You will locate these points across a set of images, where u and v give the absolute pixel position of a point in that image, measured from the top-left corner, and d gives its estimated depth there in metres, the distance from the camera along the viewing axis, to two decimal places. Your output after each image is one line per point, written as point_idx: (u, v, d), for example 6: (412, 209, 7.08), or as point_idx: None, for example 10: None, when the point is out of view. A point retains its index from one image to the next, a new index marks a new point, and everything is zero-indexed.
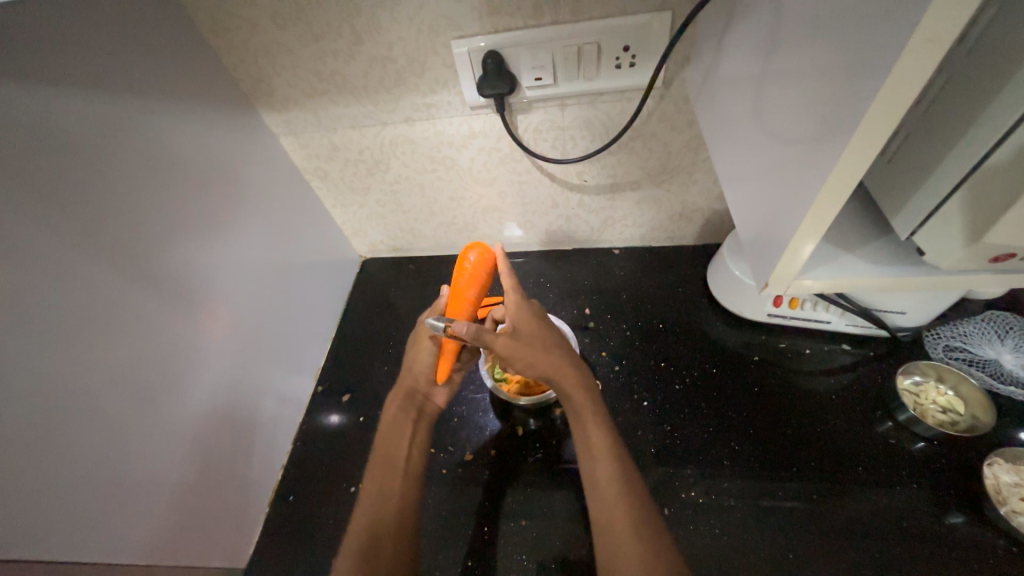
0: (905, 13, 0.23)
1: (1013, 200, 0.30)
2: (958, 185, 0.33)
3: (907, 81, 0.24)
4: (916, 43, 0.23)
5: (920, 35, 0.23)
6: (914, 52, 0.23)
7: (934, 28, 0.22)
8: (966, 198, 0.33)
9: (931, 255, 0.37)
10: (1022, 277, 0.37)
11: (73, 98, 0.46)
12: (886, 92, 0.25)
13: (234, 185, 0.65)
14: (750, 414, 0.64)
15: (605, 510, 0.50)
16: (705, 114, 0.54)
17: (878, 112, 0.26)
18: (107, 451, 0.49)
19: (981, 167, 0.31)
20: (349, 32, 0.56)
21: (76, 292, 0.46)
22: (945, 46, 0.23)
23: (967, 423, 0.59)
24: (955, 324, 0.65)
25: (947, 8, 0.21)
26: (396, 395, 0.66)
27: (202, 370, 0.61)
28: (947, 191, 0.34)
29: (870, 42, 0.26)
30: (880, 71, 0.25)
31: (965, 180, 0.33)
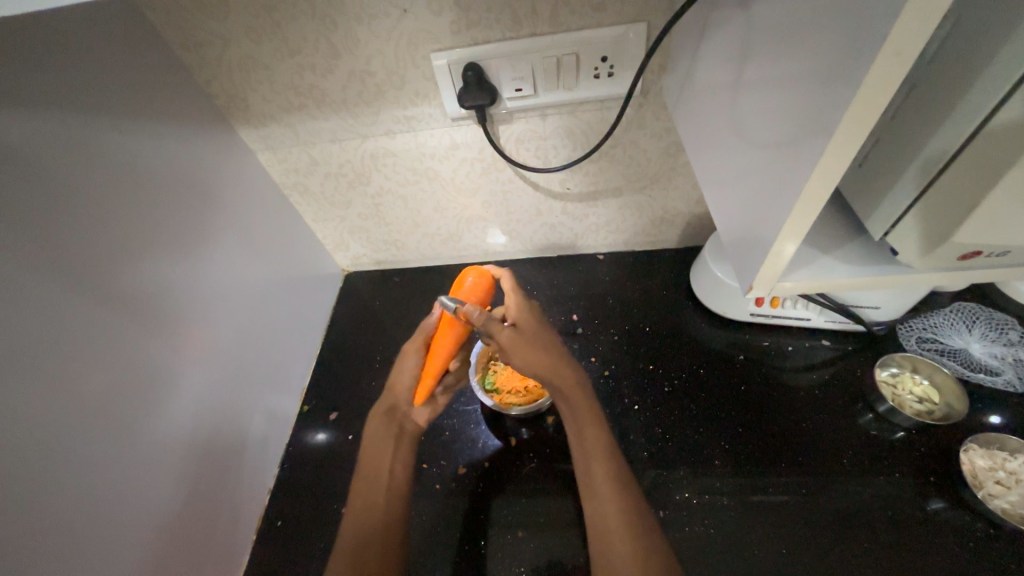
0: (872, 29, 0.24)
1: (977, 202, 0.32)
2: (926, 189, 0.35)
3: (876, 92, 0.25)
4: (885, 56, 0.24)
5: (889, 47, 0.24)
6: (884, 64, 0.24)
7: (901, 42, 0.23)
8: (932, 201, 0.35)
9: (903, 254, 0.39)
10: (987, 272, 0.39)
11: (39, 118, 0.44)
12: (858, 103, 0.26)
13: (211, 203, 0.63)
14: (738, 412, 0.66)
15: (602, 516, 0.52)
16: (683, 121, 0.55)
17: (852, 121, 0.27)
18: (82, 487, 0.46)
19: (952, 164, 0.32)
20: (327, 47, 0.55)
21: (43, 320, 0.44)
22: (912, 58, 0.24)
23: (942, 412, 0.61)
24: (925, 316, 0.68)
25: (911, 25, 0.23)
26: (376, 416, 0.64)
27: (184, 394, 0.59)
28: (915, 195, 0.36)
29: (840, 54, 0.27)
30: (852, 83, 0.26)
31: (932, 184, 0.34)
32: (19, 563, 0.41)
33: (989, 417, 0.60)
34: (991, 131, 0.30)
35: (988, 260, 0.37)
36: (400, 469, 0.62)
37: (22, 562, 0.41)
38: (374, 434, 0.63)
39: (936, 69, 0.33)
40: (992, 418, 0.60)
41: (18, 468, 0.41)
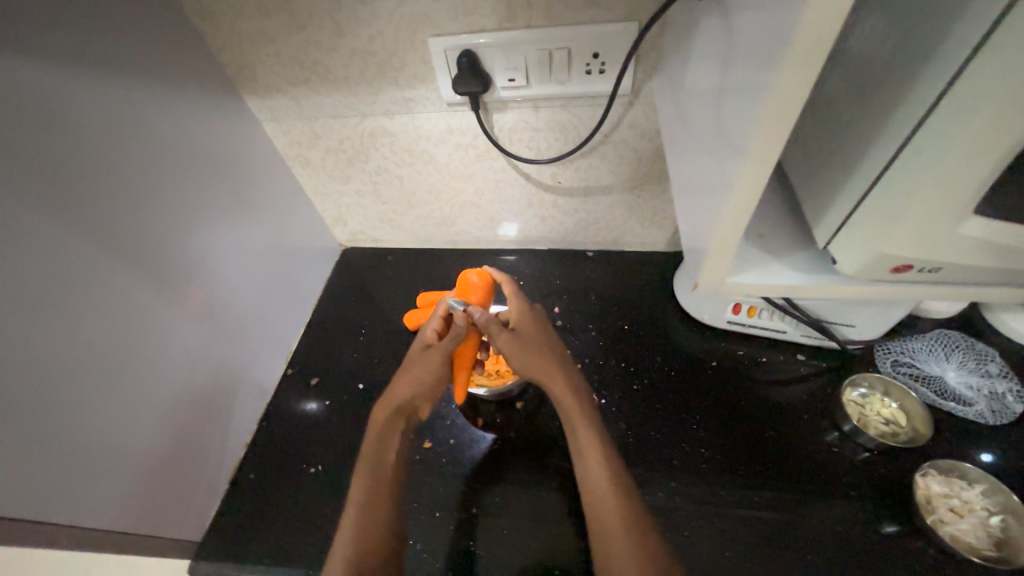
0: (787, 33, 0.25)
1: (900, 215, 0.32)
2: (859, 202, 0.35)
3: (791, 96, 0.26)
4: (797, 60, 0.25)
5: (805, 43, 0.24)
6: (797, 65, 0.25)
7: (818, 38, 0.24)
8: (864, 213, 0.35)
9: (842, 265, 0.39)
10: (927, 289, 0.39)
11: (58, 72, 0.48)
12: (776, 105, 0.27)
13: (214, 167, 0.67)
14: (703, 417, 0.66)
15: (601, 514, 0.52)
16: (669, 122, 0.56)
17: (773, 124, 0.28)
18: (84, 419, 0.50)
19: (876, 184, 0.33)
20: (331, 24, 0.58)
21: (59, 262, 0.48)
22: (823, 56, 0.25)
23: (908, 436, 0.61)
24: (904, 340, 0.67)
25: (821, 33, 0.24)
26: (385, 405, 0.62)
27: (177, 348, 0.62)
28: (850, 208, 0.36)
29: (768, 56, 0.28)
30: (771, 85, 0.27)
31: (865, 196, 0.35)
32: (18, 484, 0.44)
33: (981, 454, 0.59)
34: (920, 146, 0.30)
35: (923, 275, 0.37)
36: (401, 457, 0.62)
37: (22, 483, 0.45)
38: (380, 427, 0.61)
39: (883, 81, 0.33)
40: (984, 456, 0.59)
41: (19, 394, 0.45)
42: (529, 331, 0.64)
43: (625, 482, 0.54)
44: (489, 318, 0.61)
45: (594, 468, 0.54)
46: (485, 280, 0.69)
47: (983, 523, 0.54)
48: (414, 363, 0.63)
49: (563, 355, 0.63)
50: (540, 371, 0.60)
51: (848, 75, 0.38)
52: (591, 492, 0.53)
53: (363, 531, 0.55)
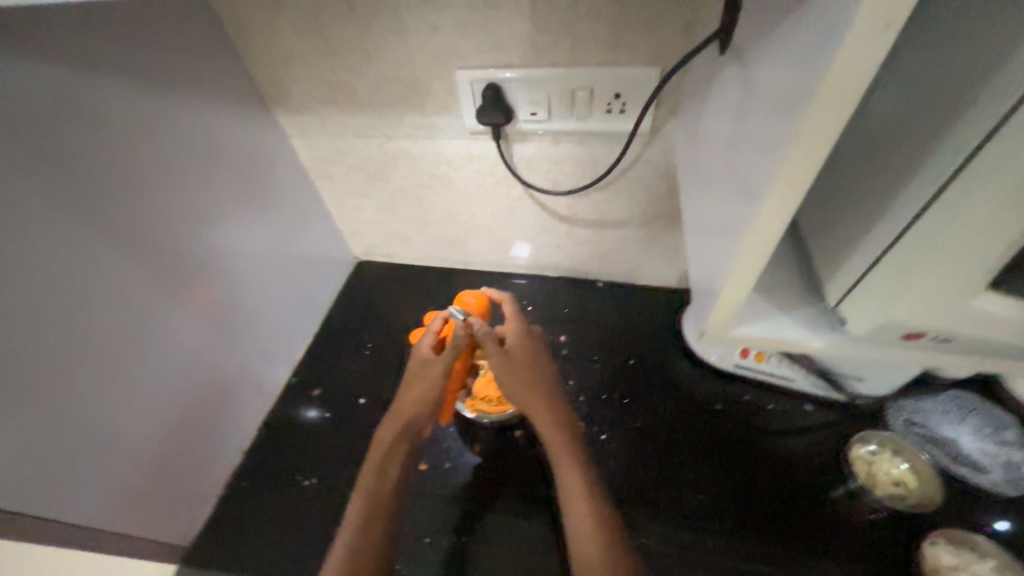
0: (799, 105, 0.26)
1: (910, 283, 0.32)
2: (872, 265, 0.35)
3: (801, 163, 0.27)
4: (807, 130, 0.26)
5: (817, 113, 0.25)
6: (807, 135, 0.26)
7: (828, 109, 0.24)
8: (877, 276, 0.35)
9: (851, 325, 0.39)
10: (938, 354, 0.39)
11: (99, 83, 0.50)
12: (786, 171, 0.28)
13: (238, 177, 0.69)
14: (704, 461, 0.65)
15: (582, 557, 0.51)
16: (685, 164, 0.57)
17: (783, 187, 0.28)
18: (81, 414, 0.51)
19: (889, 249, 0.33)
20: (363, 51, 0.60)
21: (73, 260, 0.49)
22: (836, 130, 0.25)
23: (916, 499, 0.58)
24: (918, 399, 0.65)
25: (830, 107, 0.24)
26: (392, 423, 0.61)
27: (185, 350, 0.64)
28: (862, 269, 0.36)
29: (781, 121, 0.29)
30: (782, 151, 0.28)
31: (878, 260, 0.35)
32: (5, 477, 0.45)
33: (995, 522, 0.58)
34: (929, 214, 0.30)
35: (933, 342, 0.37)
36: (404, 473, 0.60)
37: (8, 476, 0.45)
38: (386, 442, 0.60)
39: (900, 145, 0.33)
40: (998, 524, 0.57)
41: (20, 386, 0.46)
42: (524, 355, 0.61)
43: (609, 520, 0.53)
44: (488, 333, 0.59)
45: (576, 504, 0.53)
46: (481, 302, 0.68)
47: None
48: (417, 380, 0.61)
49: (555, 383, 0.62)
50: (525, 400, 0.59)
51: (866, 136, 0.38)
52: (575, 528, 0.53)
53: (357, 547, 0.53)
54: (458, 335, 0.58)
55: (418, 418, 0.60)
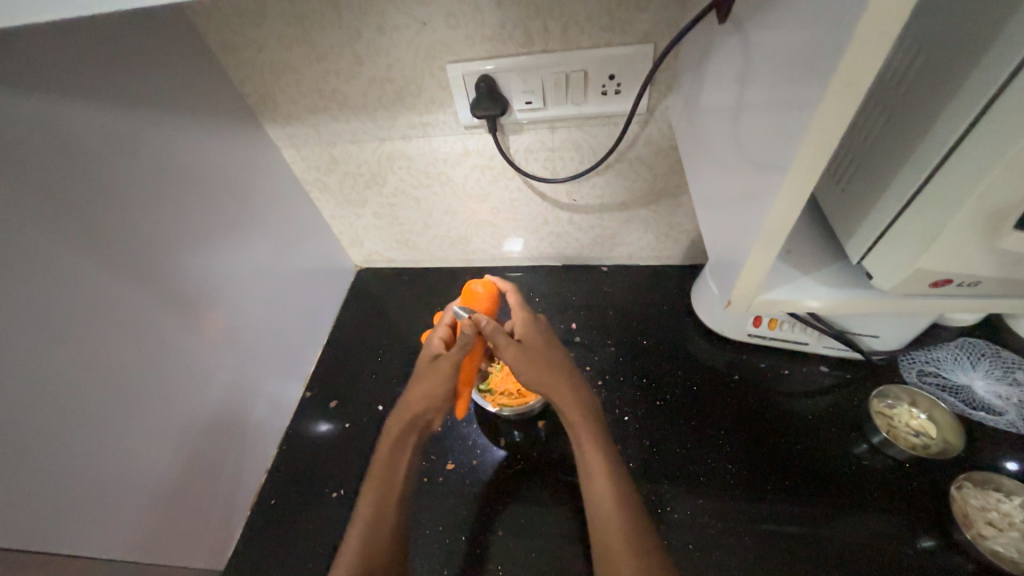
0: (823, 64, 0.26)
1: (938, 230, 0.33)
2: (896, 218, 0.36)
3: (828, 122, 0.27)
4: (834, 88, 0.26)
5: (842, 71, 0.25)
6: (833, 94, 0.26)
7: (852, 66, 0.25)
8: (903, 228, 0.35)
9: (877, 280, 0.39)
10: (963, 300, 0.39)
11: (83, 108, 0.49)
12: (813, 131, 0.28)
13: (233, 193, 0.68)
14: (729, 431, 0.65)
15: (605, 533, 0.50)
16: (686, 140, 0.57)
17: (810, 148, 0.29)
18: (98, 445, 0.50)
19: (914, 199, 0.34)
20: (351, 54, 0.59)
21: (76, 289, 0.48)
22: (862, 87, 0.26)
23: (938, 447, 0.60)
24: (928, 349, 0.66)
25: (857, 62, 0.24)
26: (400, 418, 0.62)
27: (197, 373, 0.63)
28: (886, 223, 0.37)
29: (801, 84, 0.29)
30: (807, 112, 0.28)
31: (902, 212, 0.35)
32: (26, 516, 0.44)
33: (1006, 463, 0.58)
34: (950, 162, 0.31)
35: (959, 288, 0.38)
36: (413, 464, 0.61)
37: (29, 515, 0.44)
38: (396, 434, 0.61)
39: (917, 98, 0.34)
40: (1009, 464, 0.58)
41: (35, 423, 0.45)
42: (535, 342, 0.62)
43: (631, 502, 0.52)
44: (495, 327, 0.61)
45: (597, 485, 0.53)
46: (489, 292, 0.68)
47: None
48: (425, 376, 0.62)
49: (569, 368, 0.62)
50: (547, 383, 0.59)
51: (874, 93, 0.39)
52: (598, 510, 0.52)
53: (371, 536, 0.54)
54: (466, 333, 0.60)
55: (426, 414, 0.62)
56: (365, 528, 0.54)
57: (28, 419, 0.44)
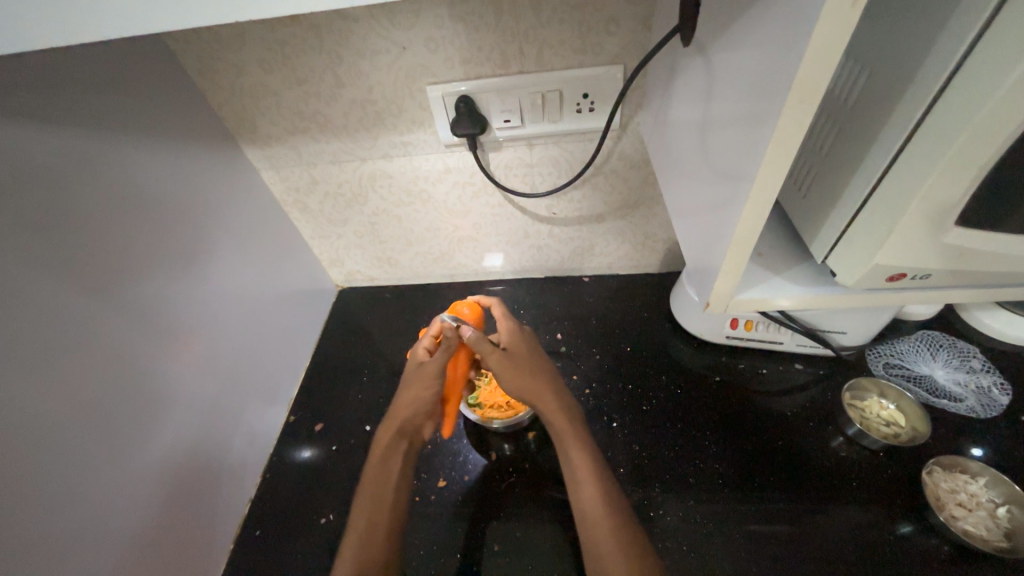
0: (781, 82, 0.29)
1: (891, 228, 0.36)
2: (851, 220, 0.39)
3: (788, 133, 0.30)
4: (791, 103, 0.28)
5: (798, 86, 0.28)
6: (791, 108, 0.29)
7: (807, 81, 0.27)
8: (859, 228, 0.38)
9: (839, 276, 0.42)
10: (916, 293, 0.43)
11: (55, 132, 0.48)
12: (775, 142, 0.30)
13: (212, 214, 0.67)
14: (713, 431, 0.67)
15: (592, 530, 0.51)
16: (658, 152, 0.60)
17: (772, 158, 0.31)
18: (73, 481, 0.48)
19: (868, 203, 0.37)
20: (332, 77, 0.60)
21: (48, 318, 0.47)
22: (814, 103, 0.28)
23: (908, 435, 0.63)
24: (892, 343, 0.71)
25: (810, 79, 0.27)
26: (391, 426, 0.63)
27: (174, 400, 0.60)
28: (843, 225, 0.40)
29: (761, 99, 0.32)
30: (768, 126, 0.31)
31: (857, 215, 0.38)
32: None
33: (972, 449, 0.61)
34: (898, 167, 0.34)
35: (914, 281, 0.41)
36: (405, 473, 0.61)
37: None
38: (382, 443, 0.61)
39: (864, 111, 0.37)
40: (974, 449, 0.61)
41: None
42: (519, 352, 0.63)
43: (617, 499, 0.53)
44: (480, 336, 0.60)
45: (585, 488, 0.54)
46: (476, 313, 0.67)
47: (991, 514, 0.56)
48: (411, 380, 0.63)
49: (552, 374, 0.63)
50: (528, 390, 0.59)
51: (825, 109, 0.43)
52: (587, 520, 0.52)
53: (366, 544, 0.54)
54: (450, 336, 0.60)
55: (413, 417, 0.62)
56: (358, 540, 0.54)
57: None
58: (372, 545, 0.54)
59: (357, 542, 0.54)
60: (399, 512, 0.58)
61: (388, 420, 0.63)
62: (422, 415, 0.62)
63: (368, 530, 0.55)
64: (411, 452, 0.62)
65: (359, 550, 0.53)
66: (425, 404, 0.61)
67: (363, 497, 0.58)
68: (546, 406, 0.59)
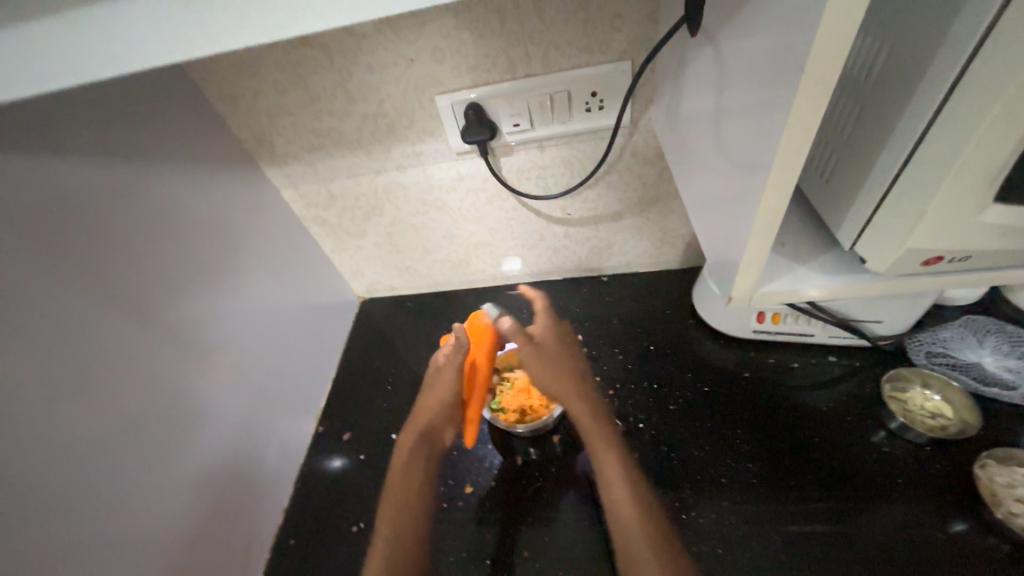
0: (792, 66, 0.28)
1: (923, 210, 0.34)
2: (879, 203, 0.37)
3: (802, 118, 0.29)
4: (804, 86, 0.28)
5: (810, 69, 0.27)
6: (804, 92, 0.28)
7: (819, 63, 0.26)
8: (889, 211, 0.37)
9: (870, 263, 0.40)
10: (956, 277, 0.41)
11: (85, 165, 0.51)
12: (790, 128, 0.29)
13: (236, 233, 0.69)
14: (744, 429, 0.65)
15: (622, 530, 0.51)
16: (671, 146, 0.59)
17: (788, 144, 0.30)
18: (113, 495, 0.50)
19: (896, 185, 0.35)
20: (343, 94, 0.62)
21: (86, 340, 0.49)
22: (828, 85, 0.27)
23: (956, 427, 0.59)
24: (934, 330, 0.67)
25: (822, 60, 0.26)
26: (413, 431, 0.64)
27: (207, 414, 0.63)
28: (871, 209, 0.38)
29: (774, 85, 0.31)
30: (782, 112, 0.30)
31: (884, 198, 0.37)
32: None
33: None
34: (926, 145, 0.32)
35: (952, 265, 0.39)
36: (429, 476, 0.62)
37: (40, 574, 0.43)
38: (405, 449, 0.63)
39: (886, 89, 0.36)
40: None
41: (40, 484, 0.44)
42: (551, 352, 0.63)
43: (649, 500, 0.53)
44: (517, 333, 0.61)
45: (616, 487, 0.53)
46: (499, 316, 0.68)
47: None
48: (433, 386, 0.65)
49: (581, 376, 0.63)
50: (559, 390, 0.60)
51: (845, 90, 0.41)
52: (617, 520, 0.51)
53: (393, 545, 0.54)
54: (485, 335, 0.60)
55: (435, 422, 0.63)
56: (386, 541, 0.55)
57: (33, 479, 0.43)
58: (399, 546, 0.54)
59: (385, 543, 0.55)
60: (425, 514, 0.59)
61: (410, 427, 0.65)
62: (444, 419, 0.64)
63: (395, 532, 0.56)
64: (434, 456, 0.63)
65: (387, 550, 0.54)
66: (447, 408, 0.63)
67: (389, 501, 0.59)
68: (576, 406, 0.59)
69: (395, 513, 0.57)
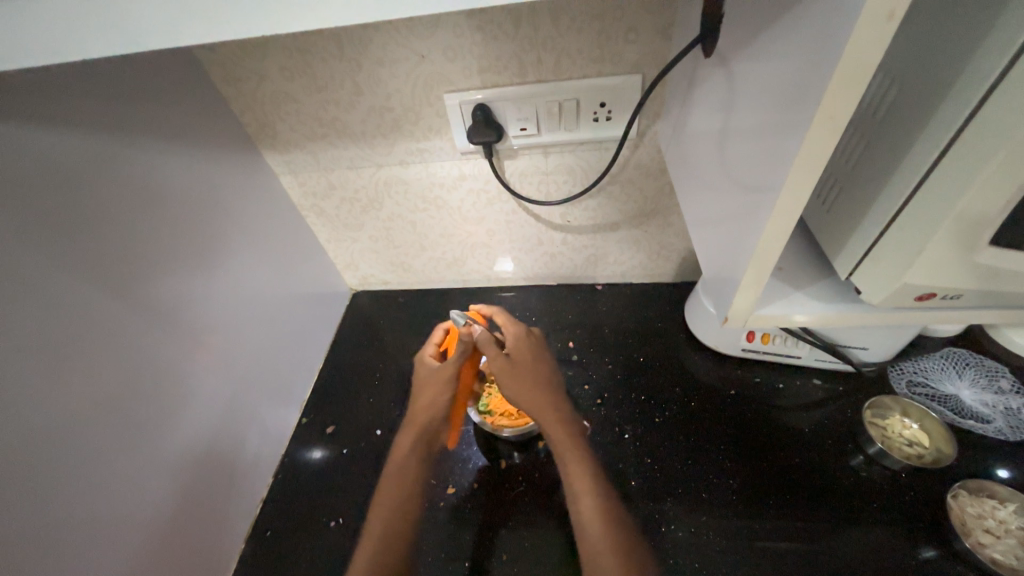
0: (808, 97, 0.29)
1: (921, 246, 0.35)
2: (878, 236, 0.38)
3: (814, 149, 0.29)
4: (819, 119, 0.28)
5: (827, 102, 0.27)
6: (818, 124, 0.28)
7: (835, 97, 0.27)
8: (887, 245, 0.38)
9: (864, 294, 0.41)
10: (943, 312, 0.42)
11: (82, 138, 0.49)
12: (801, 157, 0.30)
13: (231, 217, 0.68)
14: (726, 446, 0.66)
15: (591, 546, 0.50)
16: (675, 162, 0.59)
17: (798, 173, 0.31)
18: (91, 477, 0.49)
19: (897, 220, 0.36)
20: (351, 84, 0.61)
21: (72, 317, 0.48)
22: (842, 121, 0.28)
23: (933, 456, 0.61)
24: (916, 360, 0.69)
25: (839, 95, 0.27)
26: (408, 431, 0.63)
27: (190, 400, 0.61)
28: (870, 241, 0.39)
29: (787, 114, 0.31)
30: (794, 141, 0.30)
31: (884, 231, 0.38)
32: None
33: (996, 470, 0.60)
34: (929, 184, 0.33)
35: (943, 301, 0.40)
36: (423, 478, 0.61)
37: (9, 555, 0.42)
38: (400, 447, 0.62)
39: (894, 125, 0.36)
40: (1000, 471, 0.60)
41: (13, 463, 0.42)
42: (524, 358, 0.63)
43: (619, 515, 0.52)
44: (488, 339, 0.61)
45: (585, 501, 0.53)
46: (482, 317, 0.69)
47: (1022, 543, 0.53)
48: (427, 385, 0.64)
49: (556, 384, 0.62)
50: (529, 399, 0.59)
51: (853, 121, 0.42)
52: (585, 535, 0.51)
53: (381, 548, 0.54)
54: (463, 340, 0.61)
55: (431, 423, 0.63)
56: (375, 545, 0.54)
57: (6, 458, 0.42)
58: (387, 550, 0.53)
59: (373, 546, 0.54)
60: (415, 518, 0.58)
61: (406, 425, 0.64)
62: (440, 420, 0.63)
63: (385, 534, 0.55)
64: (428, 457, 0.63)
65: (375, 553, 0.53)
66: (443, 409, 0.62)
67: (380, 501, 0.58)
68: (546, 417, 0.58)
69: (386, 516, 0.56)
